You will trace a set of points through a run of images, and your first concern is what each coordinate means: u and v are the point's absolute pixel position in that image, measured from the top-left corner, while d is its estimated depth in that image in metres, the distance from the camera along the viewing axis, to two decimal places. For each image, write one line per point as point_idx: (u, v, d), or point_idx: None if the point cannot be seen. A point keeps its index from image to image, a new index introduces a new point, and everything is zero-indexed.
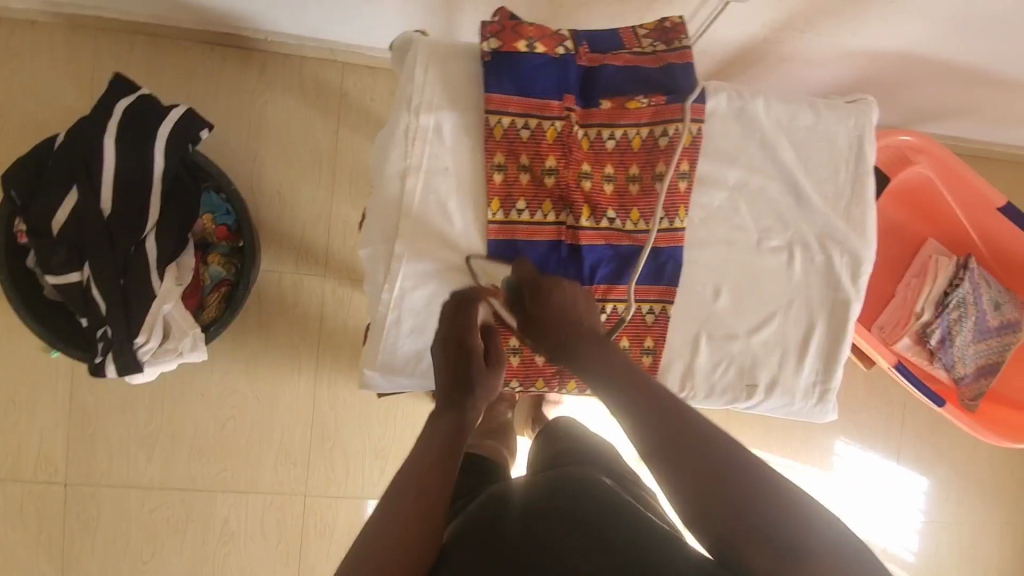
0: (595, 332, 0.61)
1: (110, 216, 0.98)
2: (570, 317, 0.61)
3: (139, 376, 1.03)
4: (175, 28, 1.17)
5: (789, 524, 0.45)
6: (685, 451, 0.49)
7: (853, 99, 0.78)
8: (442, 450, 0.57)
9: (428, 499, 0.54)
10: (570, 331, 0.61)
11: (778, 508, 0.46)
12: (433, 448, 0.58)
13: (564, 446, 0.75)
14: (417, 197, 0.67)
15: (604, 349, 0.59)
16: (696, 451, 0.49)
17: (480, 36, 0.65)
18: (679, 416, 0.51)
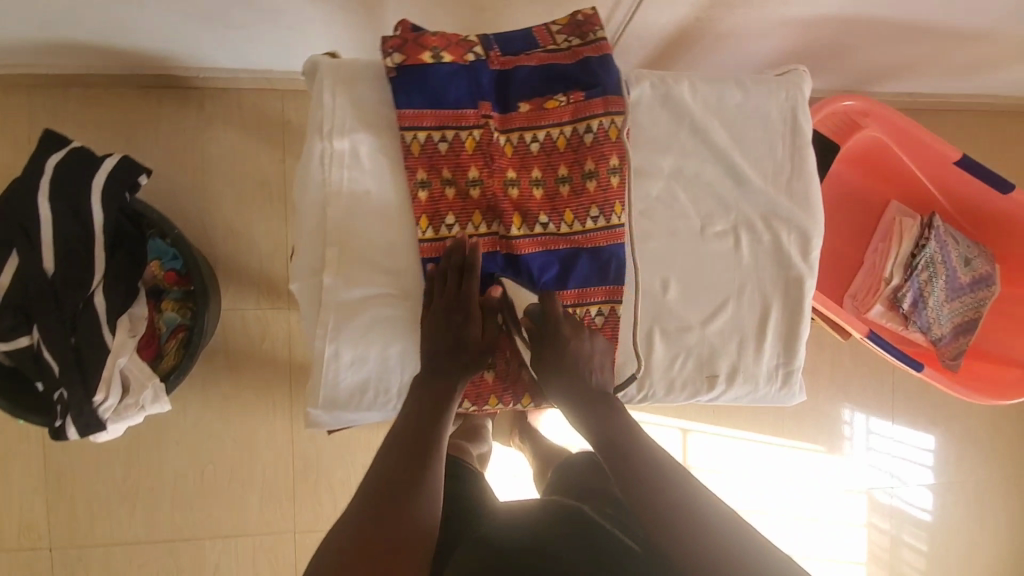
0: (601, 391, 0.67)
1: (54, 273, 0.93)
2: (574, 368, 0.66)
3: (103, 434, 1.01)
4: (106, 74, 1.13)
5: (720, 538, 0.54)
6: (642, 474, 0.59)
7: (784, 71, 0.76)
8: (409, 459, 0.59)
9: (390, 507, 0.55)
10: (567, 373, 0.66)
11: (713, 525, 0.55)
12: (400, 453, 0.59)
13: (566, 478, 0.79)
14: (342, 225, 0.65)
15: (604, 406, 0.66)
16: (651, 474, 0.59)
17: (382, 52, 0.63)
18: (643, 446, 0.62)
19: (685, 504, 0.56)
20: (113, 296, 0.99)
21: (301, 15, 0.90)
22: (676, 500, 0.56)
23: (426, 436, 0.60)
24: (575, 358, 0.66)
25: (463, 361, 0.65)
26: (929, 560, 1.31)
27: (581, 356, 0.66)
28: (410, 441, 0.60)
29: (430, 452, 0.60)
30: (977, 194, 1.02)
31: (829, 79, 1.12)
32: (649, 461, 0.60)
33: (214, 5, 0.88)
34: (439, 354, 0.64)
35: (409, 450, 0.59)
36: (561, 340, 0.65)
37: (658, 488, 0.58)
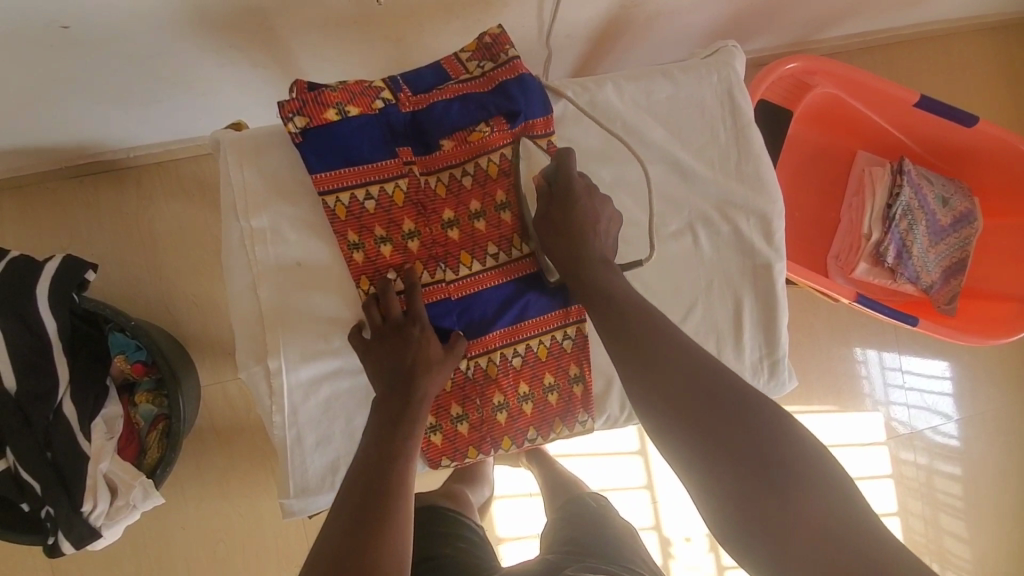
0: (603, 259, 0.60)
1: (16, 390, 0.86)
2: (588, 230, 0.61)
3: (99, 541, 0.96)
4: (36, 172, 1.08)
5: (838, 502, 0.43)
6: (724, 416, 0.46)
7: (715, 48, 0.72)
8: (363, 514, 0.50)
9: (354, 557, 0.48)
10: (569, 247, 0.61)
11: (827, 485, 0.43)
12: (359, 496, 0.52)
13: (577, 523, 0.81)
14: (278, 303, 0.62)
15: (612, 273, 0.60)
16: (738, 415, 0.46)
17: (282, 118, 0.59)
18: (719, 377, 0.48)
19: (788, 459, 0.44)
20: (82, 401, 0.92)
21: (210, 81, 0.86)
22: (773, 447, 0.44)
23: (381, 485, 0.53)
24: (580, 222, 0.61)
25: (415, 378, 0.59)
26: (966, 491, 1.27)
27: (588, 218, 0.62)
28: (363, 495, 0.52)
29: (390, 502, 0.52)
30: (941, 131, 0.98)
31: (768, 40, 1.08)
32: (731, 398, 0.46)
33: (123, 88, 0.85)
34: (385, 386, 0.59)
35: (359, 508, 0.51)
36: (572, 198, 0.62)
37: (750, 436, 0.45)
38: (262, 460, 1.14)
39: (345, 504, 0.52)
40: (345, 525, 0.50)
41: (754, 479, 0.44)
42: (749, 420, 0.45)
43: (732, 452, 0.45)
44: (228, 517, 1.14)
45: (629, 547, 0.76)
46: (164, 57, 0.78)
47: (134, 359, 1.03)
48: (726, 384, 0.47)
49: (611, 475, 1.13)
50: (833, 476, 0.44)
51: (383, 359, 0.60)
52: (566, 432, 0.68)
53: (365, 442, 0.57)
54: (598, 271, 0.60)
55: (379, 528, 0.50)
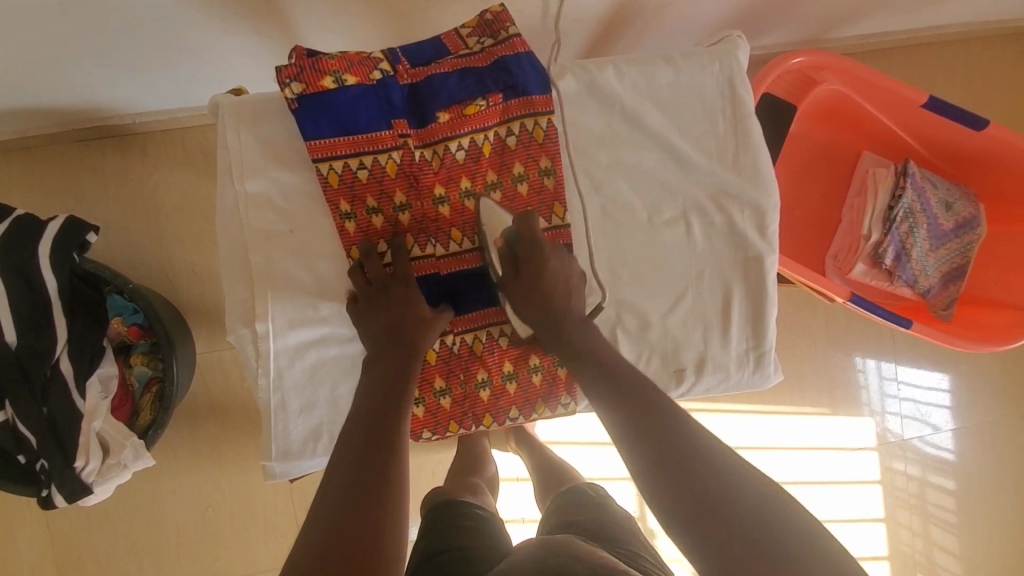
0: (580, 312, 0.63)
1: (16, 343, 0.87)
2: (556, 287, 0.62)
3: (90, 497, 0.98)
4: (43, 133, 1.08)
5: (777, 520, 0.46)
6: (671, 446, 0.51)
7: (721, 37, 0.71)
8: (359, 474, 0.51)
9: (351, 514, 0.48)
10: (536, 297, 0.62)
11: (766, 505, 0.46)
12: (352, 458, 0.53)
13: (584, 513, 0.77)
14: (267, 269, 0.62)
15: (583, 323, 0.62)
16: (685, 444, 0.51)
17: (279, 83, 0.59)
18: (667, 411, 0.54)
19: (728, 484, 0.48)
20: (80, 359, 0.93)
21: (216, 48, 0.86)
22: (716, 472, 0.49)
23: (372, 445, 0.54)
24: (550, 279, 0.62)
25: (403, 342, 0.60)
26: (957, 503, 1.27)
27: (559, 273, 0.62)
28: (357, 459, 0.53)
29: (387, 462, 0.53)
30: (950, 134, 0.97)
31: (779, 35, 1.07)
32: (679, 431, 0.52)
33: (129, 52, 0.85)
34: (376, 347, 0.61)
35: (352, 471, 0.52)
36: (541, 257, 0.62)
37: (695, 464, 0.49)
38: (254, 431, 1.16)
39: (338, 466, 0.52)
40: (337, 487, 0.51)
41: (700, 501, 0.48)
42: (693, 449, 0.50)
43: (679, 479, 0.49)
44: (220, 485, 1.15)
45: (634, 538, 0.73)
46: (169, 21, 0.78)
47: (131, 322, 1.04)
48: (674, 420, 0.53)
49: (600, 465, 1.14)
50: (774, 498, 0.47)
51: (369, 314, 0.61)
52: (548, 413, 0.68)
53: (354, 408, 0.57)
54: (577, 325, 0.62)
55: (375, 485, 0.51)
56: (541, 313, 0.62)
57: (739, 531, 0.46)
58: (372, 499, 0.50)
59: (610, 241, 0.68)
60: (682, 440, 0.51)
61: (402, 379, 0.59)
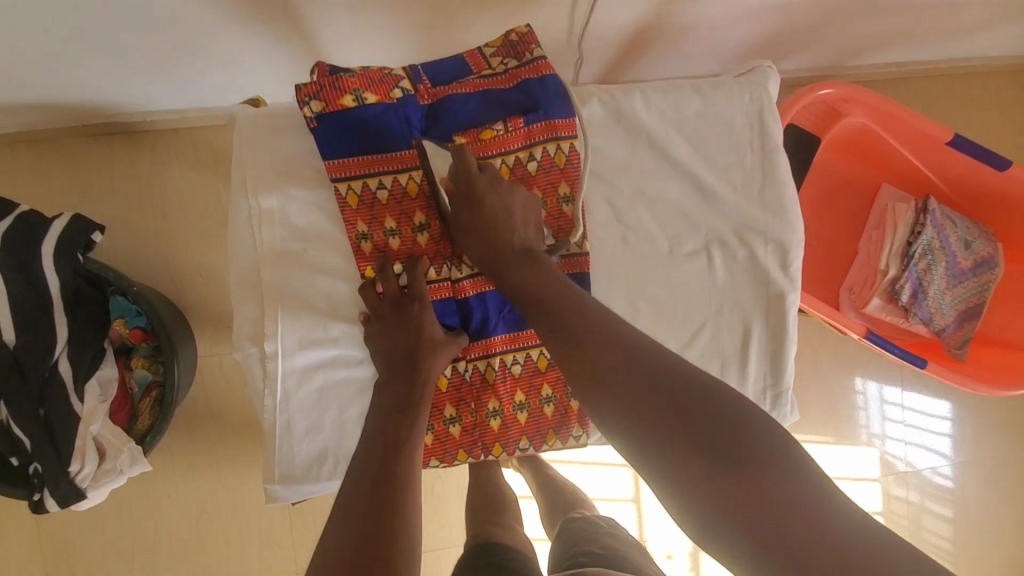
0: (523, 245, 0.57)
1: (15, 343, 0.86)
2: (493, 226, 0.57)
3: (84, 502, 0.96)
4: (51, 128, 1.07)
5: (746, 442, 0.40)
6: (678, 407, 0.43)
7: (750, 67, 0.70)
8: (374, 497, 0.49)
9: (367, 539, 0.46)
10: (471, 235, 0.58)
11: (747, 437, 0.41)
12: (363, 482, 0.51)
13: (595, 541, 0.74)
14: (279, 287, 0.61)
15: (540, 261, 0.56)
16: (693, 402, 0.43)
17: (298, 101, 0.58)
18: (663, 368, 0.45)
19: (753, 443, 0.40)
20: (79, 361, 0.92)
21: (234, 51, 0.85)
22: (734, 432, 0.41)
23: (386, 470, 0.52)
24: (489, 218, 0.57)
25: (415, 364, 0.58)
26: (957, 535, 1.25)
27: (496, 211, 0.58)
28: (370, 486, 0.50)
29: (405, 489, 0.51)
30: (972, 172, 0.96)
31: (802, 62, 1.06)
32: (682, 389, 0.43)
33: (144, 51, 0.83)
34: (389, 366, 0.59)
35: (363, 494, 0.50)
36: (474, 195, 0.57)
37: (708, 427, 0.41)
38: (250, 436, 1.14)
39: (351, 491, 0.50)
40: (347, 511, 0.49)
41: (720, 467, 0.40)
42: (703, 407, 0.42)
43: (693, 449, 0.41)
44: (214, 489, 1.13)
45: (648, 574, 0.68)
46: (187, 24, 0.77)
47: (133, 324, 1.02)
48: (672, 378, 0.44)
49: (602, 485, 1.12)
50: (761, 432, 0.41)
51: (376, 336, 0.60)
52: (558, 444, 0.66)
53: (366, 432, 0.56)
54: (517, 258, 0.56)
55: (389, 507, 0.49)
56: (479, 250, 0.58)
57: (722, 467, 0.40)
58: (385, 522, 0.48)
59: (627, 270, 0.66)
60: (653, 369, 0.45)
61: (412, 402, 0.57)
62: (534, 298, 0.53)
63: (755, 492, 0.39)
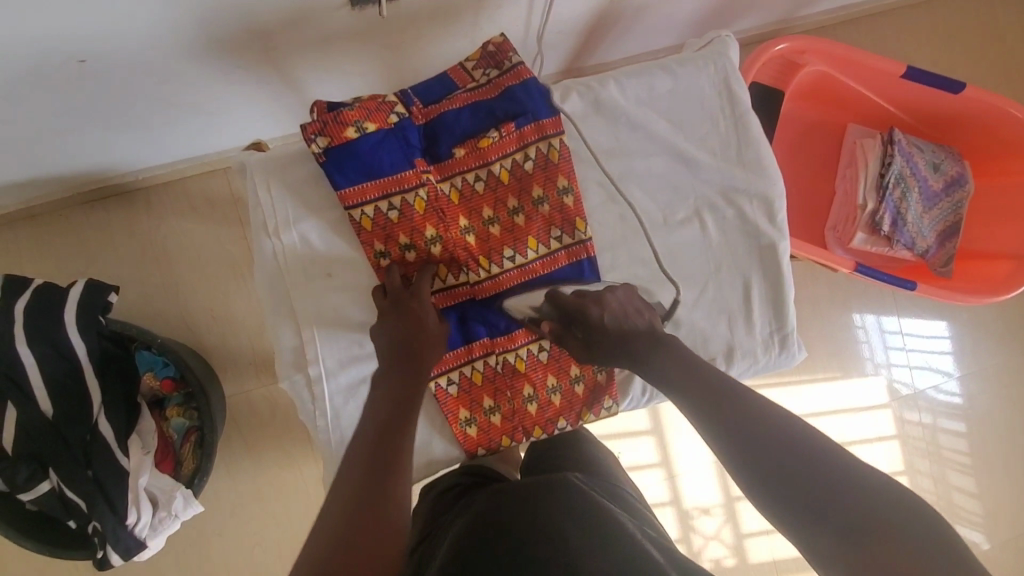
0: (653, 334, 0.62)
1: (54, 413, 0.89)
2: (619, 330, 0.62)
3: (145, 551, 0.99)
4: (46, 201, 1.09)
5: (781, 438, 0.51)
6: (797, 471, 0.49)
7: (709, 39, 0.74)
8: (369, 477, 0.54)
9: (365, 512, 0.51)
10: (615, 335, 0.62)
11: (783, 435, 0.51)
12: (361, 460, 0.55)
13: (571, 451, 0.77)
14: (312, 312, 0.65)
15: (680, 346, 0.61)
16: (816, 472, 0.48)
17: (305, 139, 0.62)
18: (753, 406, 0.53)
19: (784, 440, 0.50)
20: (117, 418, 0.94)
21: (219, 99, 0.88)
22: (847, 501, 0.46)
23: (381, 457, 0.55)
24: (613, 319, 0.62)
25: (416, 356, 0.62)
26: (969, 445, 1.32)
27: (616, 313, 0.63)
28: (371, 476, 0.54)
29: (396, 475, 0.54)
30: (931, 100, 1.01)
31: (755, 20, 1.10)
32: (805, 455, 0.49)
33: (135, 112, 0.86)
34: (388, 349, 0.62)
35: (363, 475, 0.54)
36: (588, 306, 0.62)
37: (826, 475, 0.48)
38: (291, 464, 1.18)
39: (353, 484, 0.53)
40: (348, 503, 0.52)
41: (829, 533, 0.46)
42: (826, 477, 0.47)
43: (801, 510, 0.48)
44: (264, 520, 1.17)
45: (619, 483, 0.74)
46: (172, 83, 0.80)
47: (163, 375, 1.05)
48: (800, 442, 0.50)
49: (633, 453, 1.17)
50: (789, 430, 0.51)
51: (381, 325, 0.63)
52: (594, 417, 0.71)
53: (364, 420, 0.59)
54: (650, 350, 0.60)
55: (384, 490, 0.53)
56: (616, 354, 0.62)
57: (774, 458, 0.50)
58: (385, 516, 0.52)
59: (628, 246, 0.71)
60: (712, 389, 0.56)
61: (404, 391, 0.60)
62: (688, 387, 0.57)
63: (795, 474, 0.49)
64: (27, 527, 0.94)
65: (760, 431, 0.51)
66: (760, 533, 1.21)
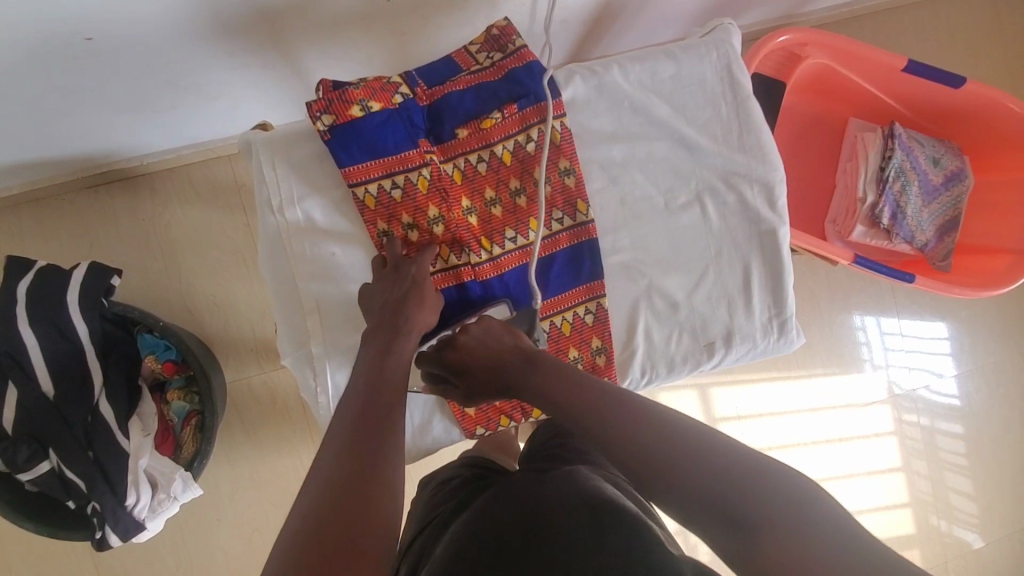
0: (523, 353, 0.60)
1: (55, 394, 0.89)
2: (491, 358, 0.61)
3: (144, 533, 1.00)
4: (50, 185, 1.10)
5: (698, 458, 0.46)
6: (715, 496, 0.45)
7: (711, 26, 0.75)
8: (357, 452, 0.51)
9: (354, 490, 0.48)
10: (484, 365, 0.61)
11: (695, 455, 0.47)
12: (347, 435, 0.53)
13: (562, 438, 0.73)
14: (316, 289, 0.66)
15: (560, 370, 0.57)
16: (709, 476, 0.45)
17: (310, 117, 0.62)
18: (665, 429, 0.49)
19: (698, 462, 0.46)
20: (118, 401, 0.95)
21: (225, 82, 0.89)
22: (744, 506, 0.43)
23: (369, 434, 0.53)
24: (485, 348, 0.62)
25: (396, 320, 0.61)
26: (966, 447, 1.32)
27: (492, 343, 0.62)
28: (352, 465, 0.50)
29: (385, 445, 0.52)
30: (932, 93, 1.01)
31: (759, 14, 1.11)
32: (722, 478, 0.45)
33: (140, 94, 0.87)
34: (379, 317, 0.62)
35: (350, 450, 0.51)
36: (456, 341, 0.63)
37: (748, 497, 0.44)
38: (290, 450, 1.18)
39: (334, 465, 0.50)
40: (326, 495, 0.47)
41: (734, 550, 0.44)
42: (721, 481, 0.45)
43: (729, 536, 0.44)
44: (262, 506, 1.18)
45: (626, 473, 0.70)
46: (179, 64, 0.81)
47: (165, 358, 1.03)
48: (717, 465, 0.46)
49: None
50: (701, 448, 0.47)
51: (378, 291, 0.63)
52: None
53: (346, 398, 0.57)
54: (523, 370, 0.59)
55: (375, 469, 0.50)
56: (495, 381, 0.60)
57: (688, 483, 0.46)
58: (375, 491, 0.48)
59: (631, 231, 0.72)
60: (616, 413, 0.52)
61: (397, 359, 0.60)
62: (587, 410, 0.54)
63: (716, 497, 0.45)
64: (24, 508, 0.93)
65: (671, 454, 0.47)
66: None
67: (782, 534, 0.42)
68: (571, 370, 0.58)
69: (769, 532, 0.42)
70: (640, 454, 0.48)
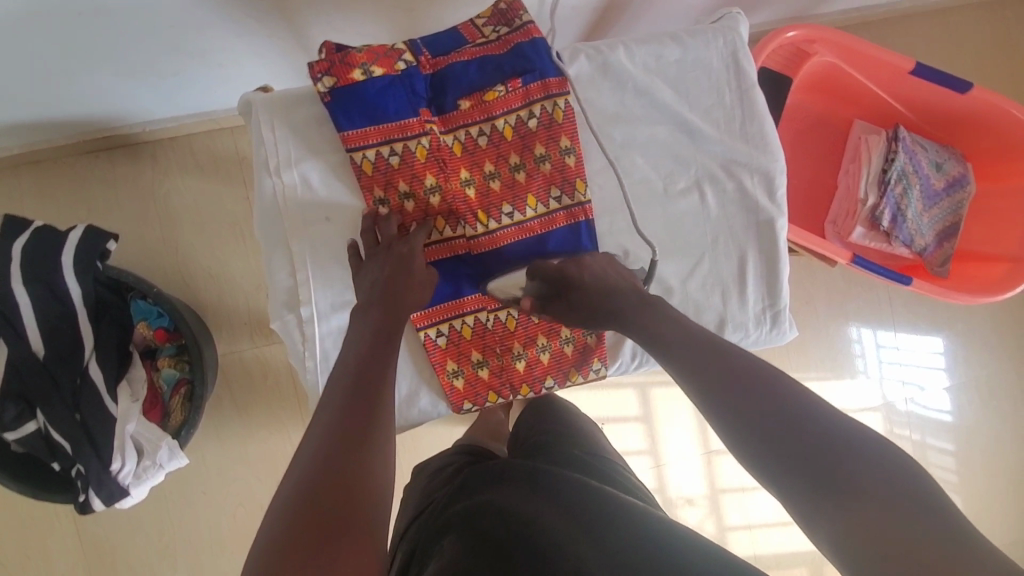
0: (638, 291, 0.64)
1: (45, 354, 0.88)
2: (607, 290, 0.64)
3: (128, 500, 0.99)
4: (52, 147, 1.09)
5: (802, 420, 0.46)
6: (819, 455, 0.44)
7: (720, 14, 0.75)
8: (347, 423, 0.51)
9: (345, 463, 0.48)
10: (598, 296, 0.64)
11: (801, 415, 0.46)
12: (341, 407, 0.52)
13: (557, 424, 0.73)
14: (309, 254, 0.66)
15: (671, 307, 0.61)
16: (809, 438, 0.45)
17: (312, 79, 0.62)
18: (782, 390, 0.48)
19: (807, 424, 0.45)
20: (107, 365, 0.94)
21: (230, 50, 0.89)
22: (848, 473, 0.42)
23: (360, 408, 0.52)
24: (599, 284, 0.65)
25: (388, 291, 0.61)
26: (957, 461, 1.32)
27: (605, 281, 0.65)
28: (345, 436, 0.49)
29: (372, 413, 0.52)
30: (937, 97, 1.01)
31: (768, 13, 1.11)
32: (826, 442, 0.44)
33: (145, 58, 0.86)
34: (370, 291, 0.62)
35: (341, 422, 0.51)
36: (571, 277, 0.65)
37: (858, 462, 0.42)
38: (279, 426, 1.18)
39: (324, 433, 0.50)
40: (315, 465, 0.47)
41: (823, 515, 0.42)
42: (818, 443, 0.44)
43: (828, 501, 0.42)
44: (247, 480, 1.17)
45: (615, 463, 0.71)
46: (185, 28, 0.80)
47: (156, 325, 1.03)
48: (830, 428, 0.45)
49: (620, 438, 1.18)
50: (806, 409, 0.46)
51: (371, 265, 0.63)
52: (581, 380, 0.73)
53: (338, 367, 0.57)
54: (636, 307, 0.62)
55: (366, 444, 0.49)
56: (599, 309, 0.64)
57: (793, 438, 0.45)
58: (364, 465, 0.48)
59: (628, 215, 0.71)
60: (725, 366, 0.52)
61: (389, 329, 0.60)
62: (685, 352, 0.56)
63: (823, 457, 0.43)
64: (9, 466, 0.93)
65: (781, 409, 0.47)
66: (741, 528, 1.20)
67: (888, 503, 0.40)
68: (678, 317, 0.60)
69: (875, 498, 0.41)
70: (749, 408, 0.48)
